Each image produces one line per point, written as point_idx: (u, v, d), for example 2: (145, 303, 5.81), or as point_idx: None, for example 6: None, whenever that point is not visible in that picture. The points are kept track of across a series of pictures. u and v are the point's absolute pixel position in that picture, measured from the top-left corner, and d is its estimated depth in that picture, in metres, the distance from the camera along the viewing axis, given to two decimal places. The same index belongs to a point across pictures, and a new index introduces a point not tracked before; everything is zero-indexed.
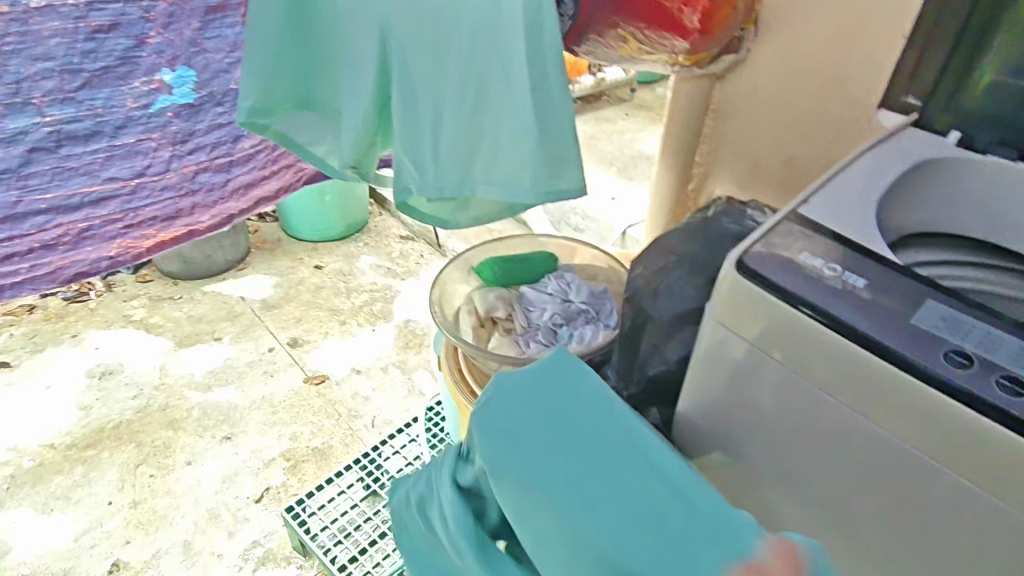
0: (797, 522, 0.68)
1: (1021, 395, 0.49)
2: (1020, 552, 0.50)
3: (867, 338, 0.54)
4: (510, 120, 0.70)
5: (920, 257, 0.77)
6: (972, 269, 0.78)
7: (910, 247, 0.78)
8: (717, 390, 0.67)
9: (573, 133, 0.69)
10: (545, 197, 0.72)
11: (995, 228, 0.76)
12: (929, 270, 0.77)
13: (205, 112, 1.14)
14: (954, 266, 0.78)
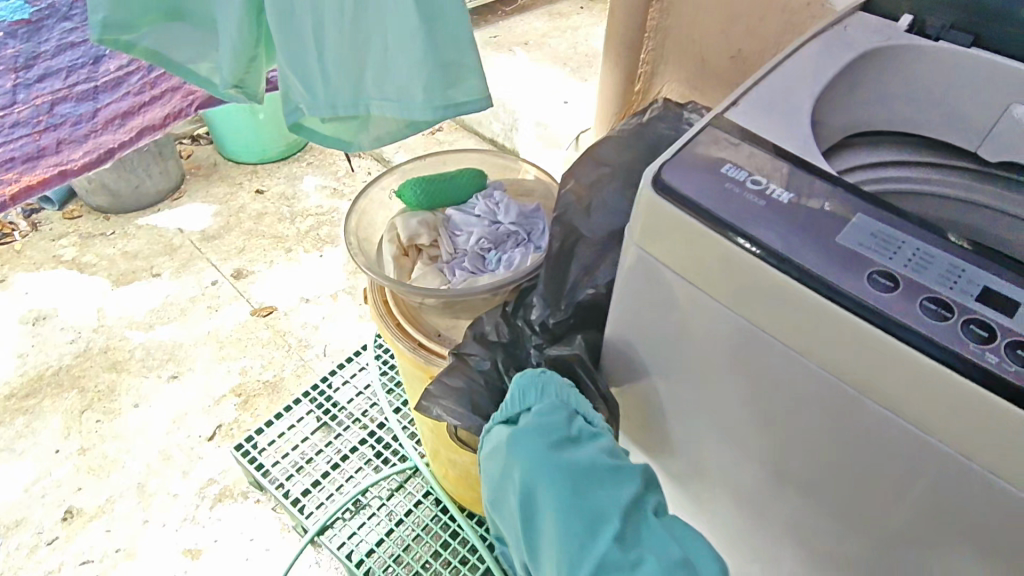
0: (720, 450, 0.65)
1: (946, 318, 0.45)
2: (936, 482, 0.47)
3: (788, 262, 0.49)
4: (395, 21, 0.61)
5: (869, 157, 0.72)
6: (923, 169, 0.72)
7: (857, 148, 0.72)
8: (641, 316, 0.63)
9: (469, 35, 0.62)
10: (442, 112, 0.65)
11: (942, 124, 0.70)
12: (873, 172, 0.71)
13: (45, 29, 1.23)
14: (906, 166, 0.72)
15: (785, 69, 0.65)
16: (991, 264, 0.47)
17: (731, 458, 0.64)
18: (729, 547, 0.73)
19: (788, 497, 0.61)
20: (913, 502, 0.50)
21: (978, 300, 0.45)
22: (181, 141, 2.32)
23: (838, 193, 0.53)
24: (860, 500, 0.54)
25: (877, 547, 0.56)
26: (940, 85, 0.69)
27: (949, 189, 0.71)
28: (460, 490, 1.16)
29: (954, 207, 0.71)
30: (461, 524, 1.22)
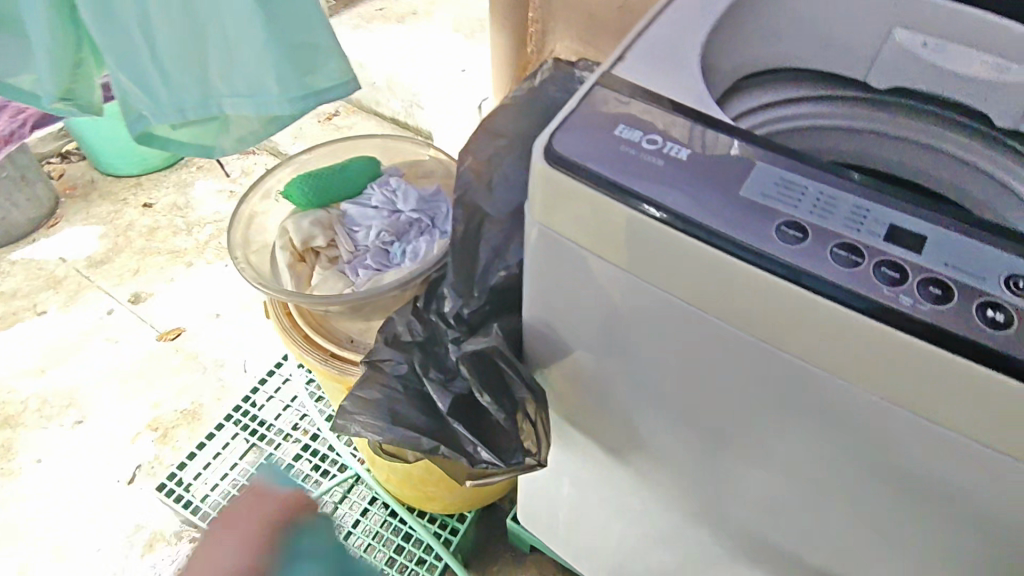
0: (655, 420, 0.63)
1: (858, 264, 0.42)
2: (866, 429, 0.46)
3: (694, 224, 0.46)
4: (236, 21, 0.64)
5: (761, 100, 0.70)
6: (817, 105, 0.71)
7: (749, 91, 0.70)
8: (557, 297, 0.59)
9: (307, 29, 0.66)
10: (294, 102, 0.68)
11: (829, 57, 0.68)
12: (765, 115, 0.70)
13: None
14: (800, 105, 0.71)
15: (669, 17, 0.62)
16: (897, 198, 0.45)
17: (667, 427, 0.62)
18: (675, 511, 0.72)
19: (725, 458, 0.60)
20: (846, 450, 0.49)
21: (887, 240, 0.43)
22: (48, 160, 2.10)
23: (737, 141, 0.50)
24: (793, 452, 0.53)
25: (813, 495, 0.55)
26: (822, 16, 0.67)
27: (840, 121, 0.70)
28: (406, 490, 1.12)
29: (838, 137, 0.71)
30: (411, 524, 1.20)
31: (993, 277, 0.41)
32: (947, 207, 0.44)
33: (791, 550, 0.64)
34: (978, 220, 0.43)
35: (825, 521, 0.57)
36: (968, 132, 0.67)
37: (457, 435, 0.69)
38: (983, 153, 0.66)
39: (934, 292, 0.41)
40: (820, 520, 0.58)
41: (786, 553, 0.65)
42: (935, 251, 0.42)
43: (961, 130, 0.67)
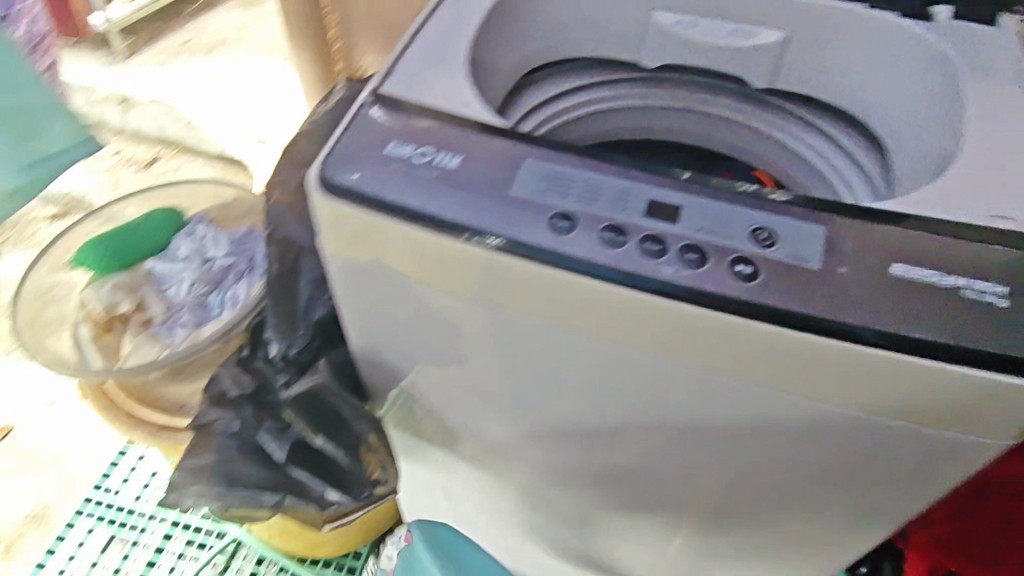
0: (502, 421, 0.64)
1: (624, 242, 0.44)
2: (669, 388, 0.49)
3: (471, 231, 0.46)
4: None
5: (544, 95, 0.73)
6: (597, 90, 0.74)
7: (535, 85, 0.72)
8: (378, 319, 0.58)
9: None
10: None
11: (601, 44, 0.71)
12: (552, 106, 0.73)
13: None
14: (580, 92, 0.74)
15: (435, 23, 0.62)
16: (653, 173, 0.47)
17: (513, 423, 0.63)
18: (542, 500, 0.74)
19: (574, 440, 0.61)
20: (663, 410, 0.52)
21: (647, 215, 0.45)
22: None
23: (504, 139, 0.50)
24: (624, 423, 0.55)
25: (648, 458, 0.58)
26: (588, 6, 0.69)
27: (622, 101, 0.74)
28: (290, 542, 1.07)
29: (617, 118, 0.75)
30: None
31: (740, 234, 0.44)
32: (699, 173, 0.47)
33: (647, 511, 0.67)
34: (724, 181, 0.47)
35: (663, 477, 0.61)
36: (732, 96, 0.72)
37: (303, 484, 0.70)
38: (749, 113, 0.72)
39: (692, 257, 0.43)
40: (659, 478, 0.61)
41: (644, 514, 0.68)
42: (689, 219, 0.45)
43: (727, 95, 0.73)
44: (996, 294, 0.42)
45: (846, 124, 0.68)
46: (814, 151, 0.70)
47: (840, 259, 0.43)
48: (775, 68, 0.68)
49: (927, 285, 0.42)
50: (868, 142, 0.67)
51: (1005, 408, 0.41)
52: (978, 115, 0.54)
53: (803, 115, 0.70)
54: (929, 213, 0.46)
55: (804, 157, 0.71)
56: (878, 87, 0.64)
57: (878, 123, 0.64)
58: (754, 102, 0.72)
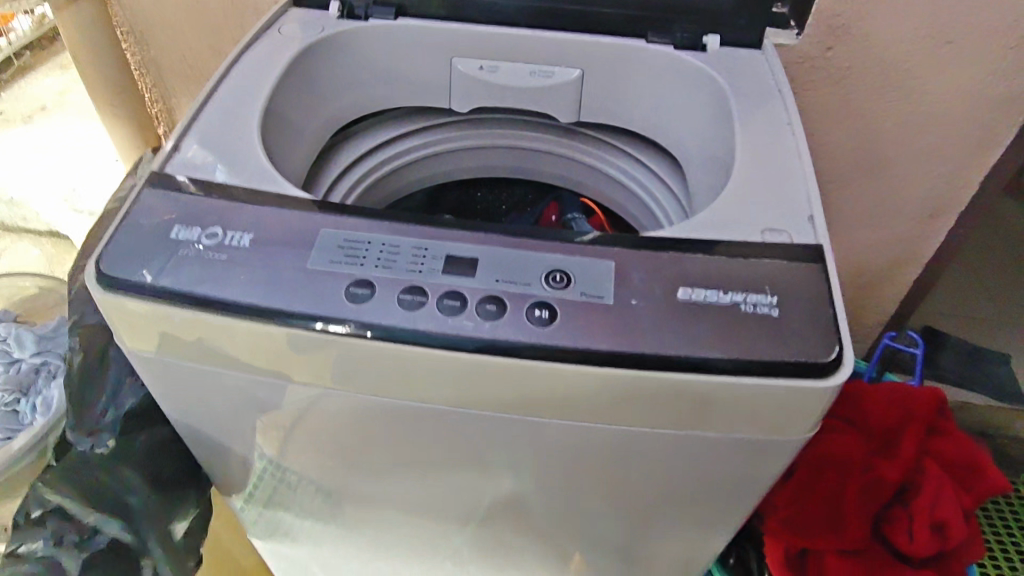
0: (355, 484, 0.62)
1: (422, 304, 0.44)
2: (498, 433, 0.50)
3: (266, 311, 0.44)
4: None
5: (361, 150, 0.73)
6: (416, 138, 0.75)
7: (349, 142, 0.73)
8: (199, 405, 0.55)
9: None
10: None
11: (409, 92, 0.71)
12: (372, 160, 0.73)
13: None
14: (399, 142, 0.75)
15: (226, 92, 0.60)
16: (449, 228, 0.47)
17: (366, 486, 0.61)
18: (417, 559, 0.72)
19: (431, 492, 0.60)
20: (500, 451, 0.52)
21: (445, 272, 0.45)
22: None
23: (297, 210, 0.49)
24: (469, 468, 0.56)
25: (502, 496, 0.59)
26: (388, 58, 0.70)
27: (442, 146, 0.76)
28: None
29: (439, 162, 0.77)
30: None
31: (536, 279, 0.45)
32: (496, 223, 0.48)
33: (517, 550, 0.68)
34: (518, 228, 0.48)
35: (523, 514, 0.61)
36: (546, 130, 0.76)
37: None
38: (565, 144, 0.76)
39: (492, 309, 0.44)
40: (518, 516, 0.62)
41: (515, 553, 0.68)
42: (486, 269, 0.45)
43: (542, 130, 0.76)
44: (768, 305, 0.45)
45: (652, 148, 0.73)
46: (628, 175, 0.74)
47: (629, 290, 0.45)
48: (577, 103, 0.71)
49: (708, 306, 0.45)
50: (672, 163, 0.71)
51: (793, 409, 0.45)
52: (749, 136, 0.58)
53: (613, 143, 0.75)
54: (705, 236, 0.49)
55: (621, 182, 0.74)
56: (669, 113, 0.68)
57: (675, 147, 0.68)
58: (567, 133, 0.76)
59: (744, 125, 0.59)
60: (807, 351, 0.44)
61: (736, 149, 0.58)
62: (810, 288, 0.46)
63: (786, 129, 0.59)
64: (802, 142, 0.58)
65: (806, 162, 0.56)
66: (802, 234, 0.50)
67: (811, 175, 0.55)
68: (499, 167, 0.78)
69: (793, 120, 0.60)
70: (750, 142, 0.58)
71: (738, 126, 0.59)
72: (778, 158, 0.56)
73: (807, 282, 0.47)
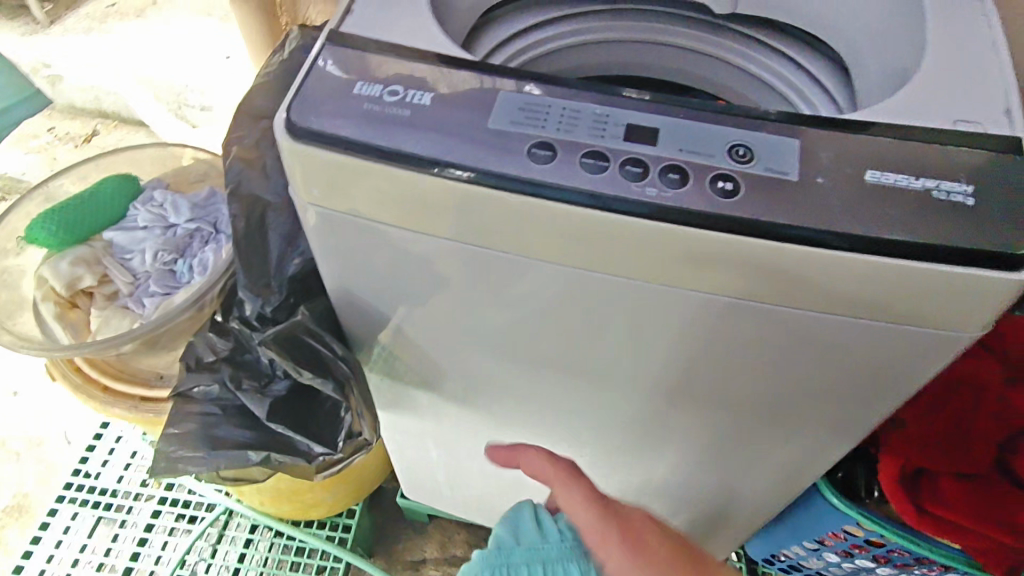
0: (489, 358, 0.64)
1: (605, 167, 0.44)
2: (655, 311, 0.50)
3: (452, 167, 0.46)
4: None
5: (507, 32, 0.71)
6: (562, 25, 0.73)
7: (495, 23, 0.71)
8: (358, 266, 0.57)
9: None
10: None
11: None
12: (518, 44, 0.71)
13: None
14: (547, 28, 0.72)
15: None
16: (630, 98, 0.47)
17: (501, 361, 0.64)
18: (535, 443, 0.76)
19: (564, 372, 0.62)
20: (648, 331, 0.53)
21: (628, 140, 0.45)
22: None
23: (475, 72, 0.49)
24: (610, 348, 0.57)
25: (635, 379, 0.60)
26: None
27: (593, 35, 0.73)
28: (282, 506, 1.07)
29: (583, 51, 0.74)
30: (299, 538, 1.14)
31: (720, 151, 0.45)
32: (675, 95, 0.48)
33: (634, 438, 0.70)
34: (699, 101, 0.47)
35: (651, 401, 0.63)
36: (693, 24, 0.73)
37: (289, 436, 0.68)
38: (713, 42, 0.72)
39: (675, 178, 0.44)
40: (646, 402, 0.63)
41: (632, 444, 0.71)
42: (669, 139, 0.45)
43: (692, 25, 0.72)
44: (963, 194, 0.44)
45: (809, 48, 0.69)
46: (778, 78, 0.70)
47: (817, 169, 0.44)
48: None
49: (899, 189, 0.44)
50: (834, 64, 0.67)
51: (978, 302, 0.43)
52: (940, 21, 0.55)
53: (765, 40, 0.70)
54: (893, 119, 0.47)
55: (770, 84, 0.70)
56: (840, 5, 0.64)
57: (841, 40, 0.65)
58: (718, 30, 0.72)
59: (935, 11, 0.55)
60: (1003, 240, 0.42)
61: (924, 35, 0.54)
62: (1012, 178, 0.44)
63: (981, 16, 0.55)
64: (999, 30, 0.54)
65: (1004, 51, 0.52)
66: (998, 124, 0.48)
67: (1009, 65, 0.51)
68: (643, 63, 0.76)
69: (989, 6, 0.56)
70: (941, 28, 0.54)
71: (928, 11, 0.55)
72: (973, 47, 0.53)
73: (1007, 172, 0.44)
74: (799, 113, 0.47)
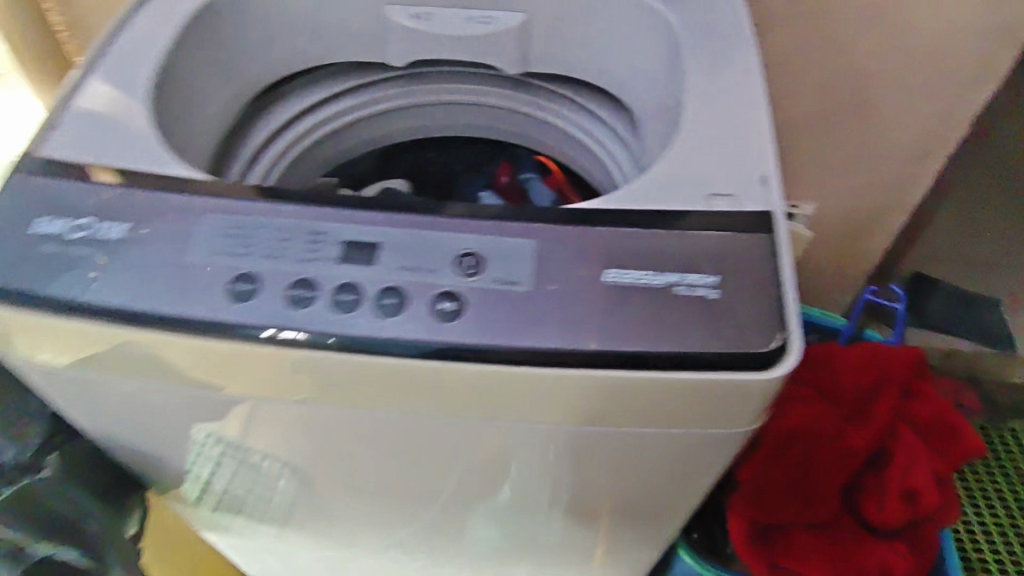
0: (281, 487, 0.57)
1: (313, 299, 0.39)
2: (421, 438, 0.45)
3: (142, 314, 0.39)
4: None
5: (300, 104, 0.68)
6: (356, 94, 0.71)
7: (289, 95, 0.68)
8: (94, 410, 0.49)
9: None
10: None
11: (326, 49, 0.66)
12: (314, 115, 0.70)
13: None
14: (341, 96, 0.70)
15: (117, 51, 0.54)
16: (349, 208, 0.42)
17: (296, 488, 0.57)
18: (372, 556, 0.69)
19: (365, 493, 0.56)
20: (426, 456, 0.47)
21: (342, 261, 0.40)
22: None
23: (178, 189, 0.43)
24: (398, 471, 0.51)
25: (440, 495, 0.54)
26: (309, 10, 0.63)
27: (391, 104, 0.72)
28: None
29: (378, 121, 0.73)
30: None
31: (445, 264, 0.40)
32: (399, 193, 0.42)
33: (467, 543, 0.64)
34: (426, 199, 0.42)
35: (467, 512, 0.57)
36: (495, 82, 0.72)
37: None
38: (515, 101, 0.72)
39: (393, 304, 0.39)
40: (462, 513, 0.57)
41: (469, 548, 0.65)
42: (388, 255, 0.40)
43: (489, 86, 0.72)
44: (707, 286, 0.40)
45: (599, 99, 0.69)
46: (580, 127, 0.71)
47: (553, 274, 0.40)
48: (523, 51, 0.66)
49: (639, 288, 0.40)
50: (621, 111, 0.67)
51: (735, 404, 0.40)
52: (697, 85, 0.52)
53: (565, 92, 0.71)
54: (637, 205, 0.43)
55: (577, 137, 0.72)
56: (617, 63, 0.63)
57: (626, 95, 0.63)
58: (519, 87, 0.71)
59: (693, 74, 0.53)
60: (746, 337, 0.39)
61: (681, 102, 0.51)
62: (755, 262, 0.41)
63: (742, 75, 0.52)
64: (758, 90, 0.51)
65: (762, 113, 0.50)
66: (749, 198, 0.44)
67: (766, 128, 0.48)
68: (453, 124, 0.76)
69: (749, 64, 0.53)
70: (700, 92, 0.51)
71: (686, 75, 0.53)
72: (731, 112, 0.50)
73: (753, 257, 0.41)
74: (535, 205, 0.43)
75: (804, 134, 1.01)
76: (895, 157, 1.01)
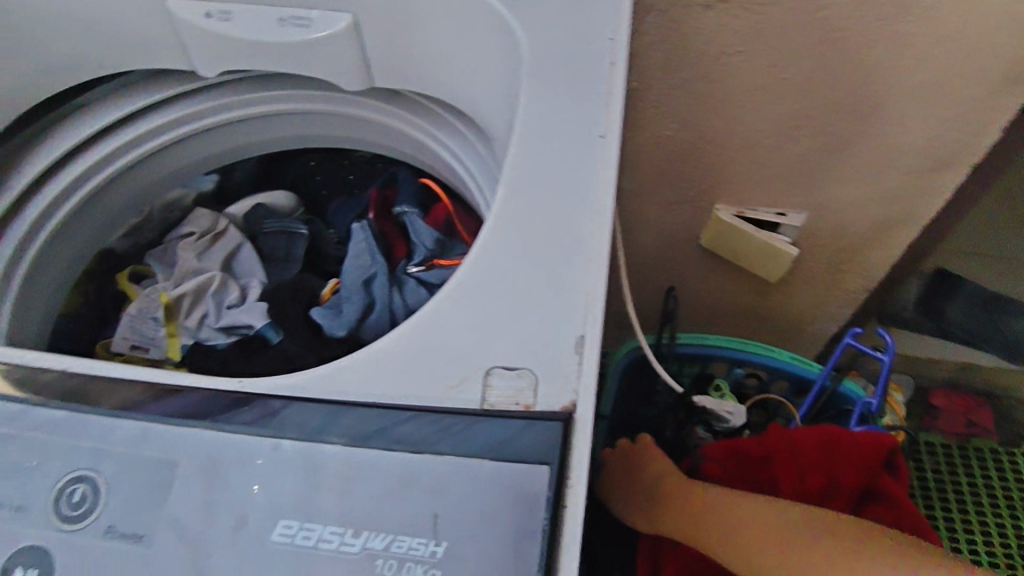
0: None
1: None
2: None
3: None
4: None
5: (88, 129, 0.57)
6: (156, 113, 0.59)
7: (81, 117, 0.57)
8: None
9: None
10: None
11: (123, 52, 0.52)
12: (110, 140, 0.58)
13: None
14: (137, 117, 0.59)
15: None
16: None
17: None
18: None
19: None
20: None
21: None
22: None
23: None
24: None
25: None
26: (81, 11, 0.49)
27: (208, 121, 0.61)
28: None
29: (195, 141, 0.63)
30: None
31: (71, 511, 0.31)
32: (47, 386, 0.33)
33: None
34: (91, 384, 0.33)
35: None
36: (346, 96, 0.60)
37: None
38: (366, 105, 0.60)
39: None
40: None
41: None
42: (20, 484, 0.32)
43: (337, 90, 0.59)
44: (424, 566, 0.29)
45: (459, 110, 0.56)
46: (451, 151, 0.58)
47: (216, 524, 0.30)
48: (365, 61, 0.50)
49: (316, 557, 0.29)
50: (484, 135, 0.54)
51: None
52: (518, 183, 0.37)
53: (432, 107, 0.58)
54: (376, 405, 0.32)
55: (450, 162, 0.59)
56: (479, 97, 0.48)
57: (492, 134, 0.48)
58: (371, 92, 0.59)
59: (518, 163, 0.38)
60: None
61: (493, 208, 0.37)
62: (510, 516, 0.30)
63: (589, 165, 0.37)
64: (607, 195, 0.36)
65: (604, 235, 0.35)
66: (547, 394, 0.32)
67: (601, 263, 0.34)
68: (307, 130, 0.64)
69: (608, 144, 0.37)
70: (519, 195, 0.37)
71: (511, 164, 0.38)
72: (561, 227, 0.35)
73: (504, 511, 0.30)
74: (224, 394, 0.32)
75: (785, 144, 0.75)
76: (904, 173, 0.76)
